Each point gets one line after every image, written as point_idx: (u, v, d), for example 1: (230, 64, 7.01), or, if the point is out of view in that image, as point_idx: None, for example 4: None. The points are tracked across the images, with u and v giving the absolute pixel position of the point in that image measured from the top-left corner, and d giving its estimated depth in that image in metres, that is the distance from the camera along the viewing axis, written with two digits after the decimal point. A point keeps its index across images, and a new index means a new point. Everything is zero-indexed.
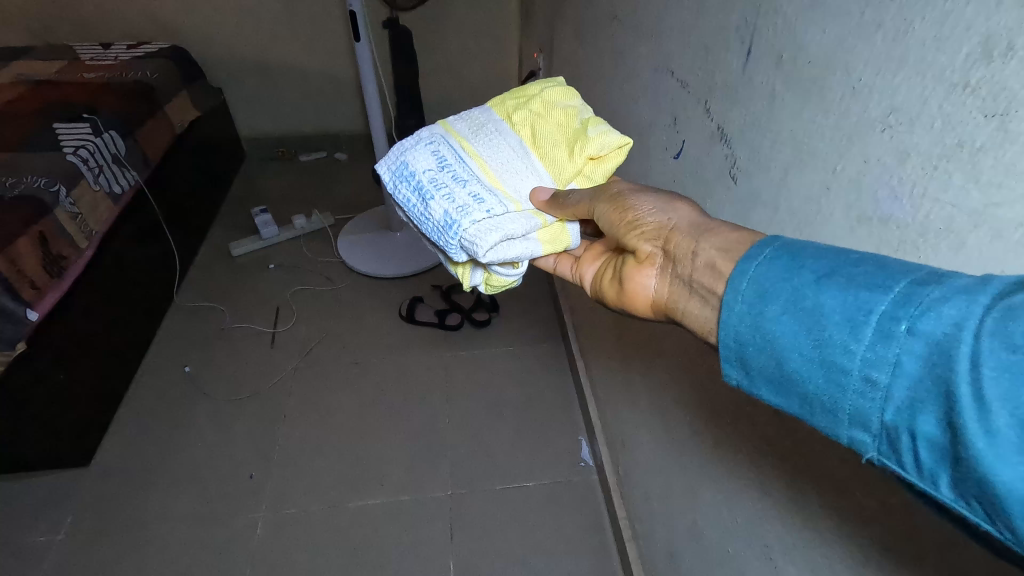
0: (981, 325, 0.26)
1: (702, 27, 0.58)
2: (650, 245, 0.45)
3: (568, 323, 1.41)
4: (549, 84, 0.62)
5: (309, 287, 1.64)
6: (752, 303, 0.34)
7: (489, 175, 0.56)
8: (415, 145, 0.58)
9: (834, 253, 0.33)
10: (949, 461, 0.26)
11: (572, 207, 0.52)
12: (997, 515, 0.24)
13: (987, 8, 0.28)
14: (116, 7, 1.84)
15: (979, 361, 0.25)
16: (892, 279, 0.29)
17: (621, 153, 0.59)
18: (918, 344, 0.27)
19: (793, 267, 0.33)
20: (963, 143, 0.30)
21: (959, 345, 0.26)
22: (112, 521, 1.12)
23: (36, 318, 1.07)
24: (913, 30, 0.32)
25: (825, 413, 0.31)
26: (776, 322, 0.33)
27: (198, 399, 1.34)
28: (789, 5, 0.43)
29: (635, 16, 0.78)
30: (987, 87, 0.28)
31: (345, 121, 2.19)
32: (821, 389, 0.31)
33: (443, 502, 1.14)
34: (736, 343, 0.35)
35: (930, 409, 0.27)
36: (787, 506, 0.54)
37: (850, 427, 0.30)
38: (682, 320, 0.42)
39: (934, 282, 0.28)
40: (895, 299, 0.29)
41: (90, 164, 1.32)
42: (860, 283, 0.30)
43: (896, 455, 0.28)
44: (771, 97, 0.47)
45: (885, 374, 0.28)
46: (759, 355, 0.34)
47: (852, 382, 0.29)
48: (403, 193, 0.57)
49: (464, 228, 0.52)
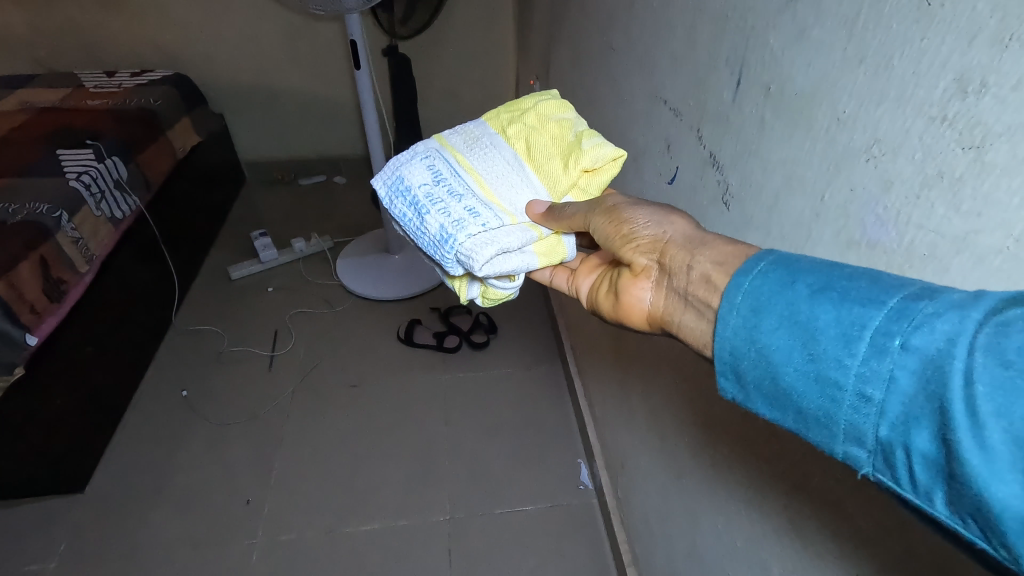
0: (974, 341, 0.26)
1: (693, 58, 0.60)
2: (645, 258, 0.46)
3: (567, 344, 1.41)
4: (543, 97, 0.64)
5: (308, 310, 1.64)
6: (747, 316, 0.35)
7: (485, 189, 0.58)
8: (410, 160, 0.60)
9: (828, 267, 0.33)
10: (945, 477, 0.26)
11: (568, 220, 0.53)
12: (992, 531, 0.25)
13: (960, 46, 0.30)
14: (121, 36, 1.88)
15: (973, 379, 0.25)
16: (886, 293, 0.30)
17: (616, 165, 0.59)
18: (912, 359, 0.28)
19: (787, 281, 0.34)
20: (943, 173, 0.31)
21: (953, 361, 0.26)
22: (106, 548, 1.11)
23: (35, 342, 1.07)
24: (893, 66, 0.34)
25: (819, 428, 0.32)
26: (771, 336, 0.33)
27: (195, 423, 1.34)
28: (775, 39, 0.45)
29: (628, 46, 0.80)
30: (963, 121, 0.30)
31: (345, 145, 2.22)
32: (816, 404, 0.31)
33: (442, 526, 1.13)
34: (731, 356, 0.35)
35: (925, 426, 0.27)
36: (785, 529, 0.54)
37: (845, 442, 0.31)
38: (677, 333, 0.43)
39: (927, 297, 0.28)
40: (888, 314, 0.29)
41: (93, 189, 1.33)
42: (854, 298, 0.30)
43: (892, 470, 0.29)
44: (761, 126, 0.48)
45: (879, 390, 0.29)
46: (755, 368, 0.34)
47: (847, 398, 0.30)
48: (399, 208, 0.58)
49: (460, 242, 0.53)
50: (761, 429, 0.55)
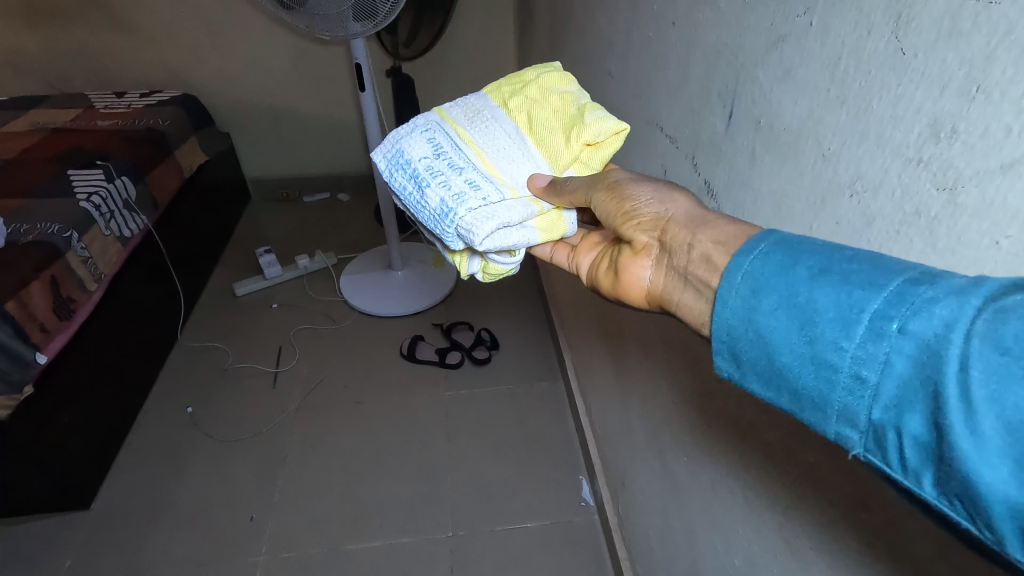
0: (972, 326, 0.27)
1: (687, 90, 0.63)
2: (646, 236, 0.47)
3: (568, 362, 1.42)
4: (545, 69, 0.65)
5: (311, 326, 1.66)
6: (746, 298, 0.36)
7: (486, 163, 0.60)
8: (410, 132, 0.62)
9: (829, 250, 0.34)
10: (934, 459, 0.27)
11: (569, 194, 0.55)
12: (978, 514, 0.26)
13: (933, 94, 0.31)
14: (131, 58, 1.92)
15: (968, 364, 0.26)
16: (887, 277, 0.30)
17: (618, 139, 0.61)
18: (908, 343, 0.28)
19: (789, 263, 0.35)
20: (920, 212, 0.33)
21: (949, 346, 0.27)
22: (110, 564, 1.11)
23: (44, 361, 1.09)
24: (872, 108, 0.36)
25: (814, 410, 0.33)
26: (769, 317, 0.34)
27: (199, 440, 1.35)
28: (764, 77, 0.47)
29: (626, 72, 0.82)
30: (936, 164, 0.31)
31: (349, 163, 2.25)
32: (810, 385, 0.33)
33: (443, 543, 1.13)
34: (729, 337, 0.37)
35: (917, 409, 0.28)
36: (779, 549, 0.55)
37: (839, 423, 0.32)
38: (676, 311, 0.45)
39: (928, 282, 0.29)
40: (888, 298, 0.30)
41: (102, 210, 1.36)
42: (854, 281, 0.31)
43: (882, 452, 0.30)
44: (752, 158, 0.50)
45: (874, 373, 0.30)
46: (752, 349, 0.35)
47: (842, 379, 0.31)
48: (398, 180, 0.60)
49: (460, 216, 0.56)
50: (760, 450, 0.56)
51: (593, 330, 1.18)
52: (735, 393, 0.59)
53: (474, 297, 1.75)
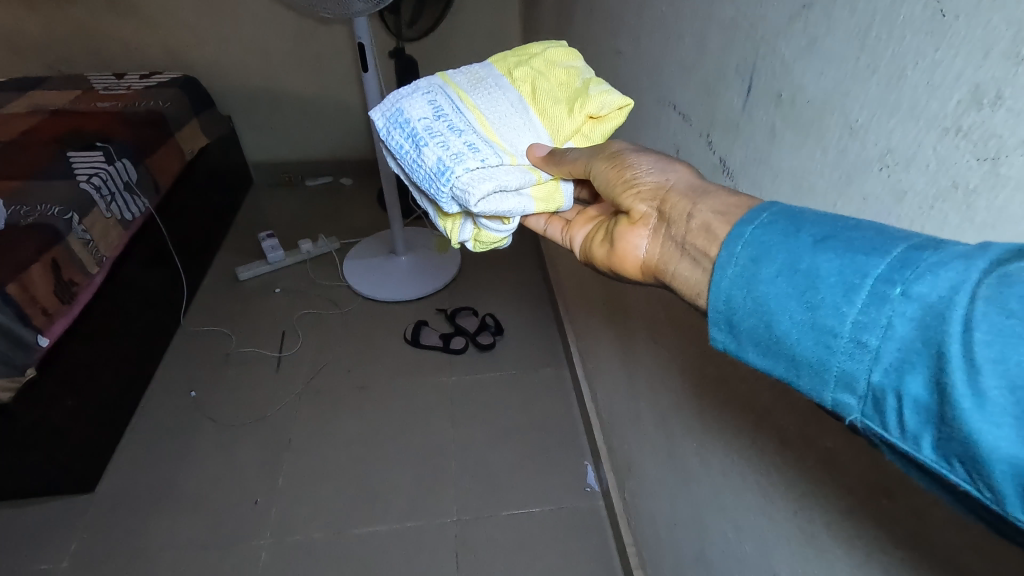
0: (977, 289, 0.25)
1: (703, 66, 0.60)
2: (645, 206, 0.45)
3: (573, 348, 1.41)
4: (552, 44, 0.64)
5: (314, 311, 1.65)
6: (745, 266, 0.34)
7: (486, 128, 0.58)
8: (411, 94, 0.59)
9: (832, 219, 0.32)
10: (934, 421, 0.26)
11: (570, 164, 0.54)
12: (978, 475, 0.24)
13: (974, 60, 0.30)
14: (131, 39, 1.89)
15: (972, 325, 0.25)
16: (890, 243, 0.29)
17: (621, 114, 0.60)
18: (911, 307, 0.27)
19: (792, 231, 0.33)
20: (956, 184, 0.31)
21: (954, 308, 0.26)
22: (118, 547, 1.12)
23: (47, 344, 1.09)
24: (907, 76, 0.34)
25: (813, 376, 0.31)
26: (769, 284, 0.33)
27: (203, 424, 1.35)
28: (787, 48, 0.45)
29: (637, 48, 0.80)
30: (978, 133, 0.30)
31: (352, 146, 2.22)
32: (809, 351, 0.31)
33: (449, 529, 1.13)
34: (726, 306, 0.35)
35: (919, 371, 0.26)
36: (793, 534, 0.54)
37: (837, 390, 0.30)
38: (670, 283, 0.43)
39: (932, 247, 0.28)
40: (891, 263, 0.28)
41: (103, 192, 1.34)
42: (857, 248, 0.30)
43: (881, 417, 0.28)
44: (772, 135, 0.48)
45: (875, 336, 0.28)
46: (750, 317, 0.34)
47: (841, 345, 0.29)
48: (396, 139, 0.58)
49: (457, 175, 0.53)
50: (774, 436, 0.55)
51: (599, 317, 1.16)
52: (748, 377, 0.58)
53: (478, 283, 1.73)
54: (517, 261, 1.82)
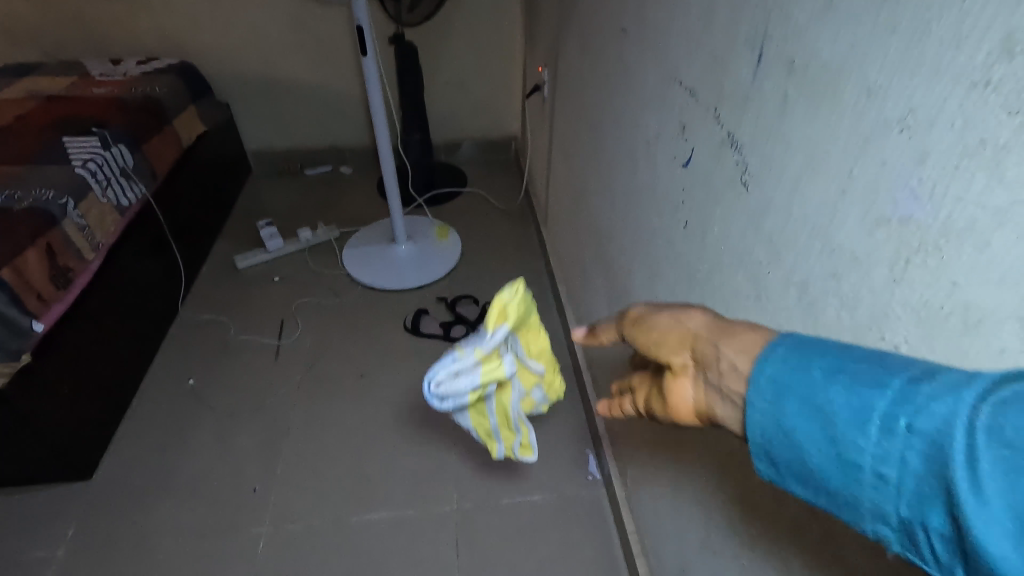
0: (975, 420, 0.24)
1: (711, 38, 0.58)
2: (680, 356, 0.39)
3: (575, 337, 1.39)
4: None
5: (314, 299, 1.64)
6: (767, 401, 0.31)
7: None
8: None
9: (837, 348, 0.30)
10: (969, 560, 0.23)
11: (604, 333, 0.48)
12: None
13: (1006, 7, 0.28)
14: (128, 24, 1.87)
15: (976, 462, 0.23)
16: (891, 375, 0.27)
17: None
18: (918, 441, 0.25)
19: (803, 363, 0.30)
20: (985, 141, 0.29)
21: (954, 442, 0.24)
22: (115, 533, 1.11)
23: (42, 329, 1.08)
24: (931, 31, 0.32)
25: (845, 507, 0.28)
26: (790, 423, 0.30)
27: (201, 412, 1.34)
28: (801, 12, 0.44)
29: (642, 25, 0.78)
30: (1009, 85, 0.28)
31: (351, 134, 2.20)
32: (836, 485, 0.28)
33: (449, 516, 1.12)
34: (761, 439, 0.31)
35: (938, 504, 0.24)
36: (796, 517, 0.52)
37: (871, 522, 0.28)
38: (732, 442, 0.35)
39: (930, 379, 0.26)
40: (893, 397, 0.27)
41: (99, 177, 1.33)
42: (864, 379, 0.28)
43: (917, 547, 0.26)
44: (783, 104, 0.47)
45: (893, 471, 0.26)
46: (781, 454, 0.30)
47: (865, 480, 0.27)
48: None
49: None
50: None
51: (603, 304, 1.15)
52: None
53: (479, 272, 1.72)
54: (518, 250, 1.80)
